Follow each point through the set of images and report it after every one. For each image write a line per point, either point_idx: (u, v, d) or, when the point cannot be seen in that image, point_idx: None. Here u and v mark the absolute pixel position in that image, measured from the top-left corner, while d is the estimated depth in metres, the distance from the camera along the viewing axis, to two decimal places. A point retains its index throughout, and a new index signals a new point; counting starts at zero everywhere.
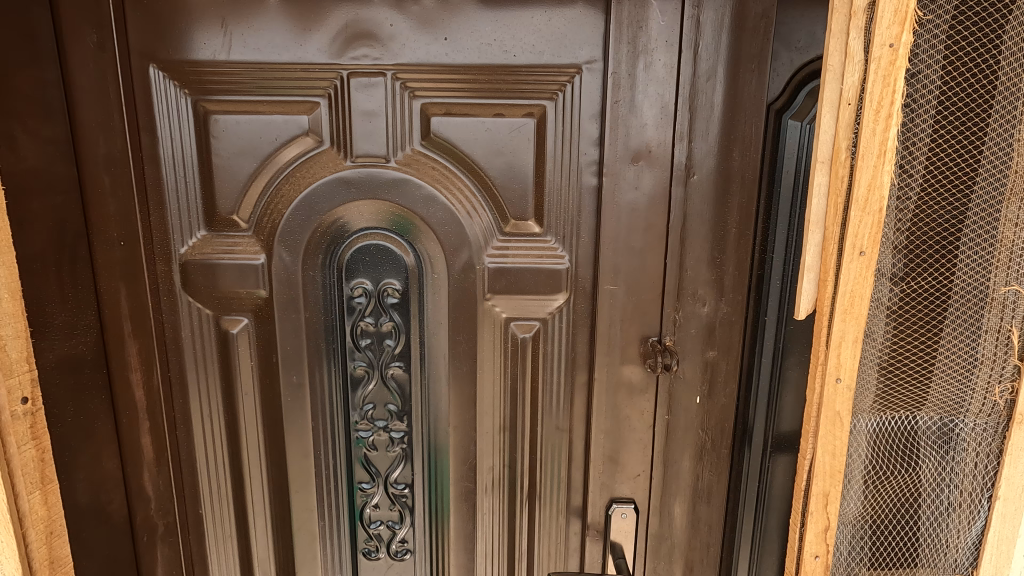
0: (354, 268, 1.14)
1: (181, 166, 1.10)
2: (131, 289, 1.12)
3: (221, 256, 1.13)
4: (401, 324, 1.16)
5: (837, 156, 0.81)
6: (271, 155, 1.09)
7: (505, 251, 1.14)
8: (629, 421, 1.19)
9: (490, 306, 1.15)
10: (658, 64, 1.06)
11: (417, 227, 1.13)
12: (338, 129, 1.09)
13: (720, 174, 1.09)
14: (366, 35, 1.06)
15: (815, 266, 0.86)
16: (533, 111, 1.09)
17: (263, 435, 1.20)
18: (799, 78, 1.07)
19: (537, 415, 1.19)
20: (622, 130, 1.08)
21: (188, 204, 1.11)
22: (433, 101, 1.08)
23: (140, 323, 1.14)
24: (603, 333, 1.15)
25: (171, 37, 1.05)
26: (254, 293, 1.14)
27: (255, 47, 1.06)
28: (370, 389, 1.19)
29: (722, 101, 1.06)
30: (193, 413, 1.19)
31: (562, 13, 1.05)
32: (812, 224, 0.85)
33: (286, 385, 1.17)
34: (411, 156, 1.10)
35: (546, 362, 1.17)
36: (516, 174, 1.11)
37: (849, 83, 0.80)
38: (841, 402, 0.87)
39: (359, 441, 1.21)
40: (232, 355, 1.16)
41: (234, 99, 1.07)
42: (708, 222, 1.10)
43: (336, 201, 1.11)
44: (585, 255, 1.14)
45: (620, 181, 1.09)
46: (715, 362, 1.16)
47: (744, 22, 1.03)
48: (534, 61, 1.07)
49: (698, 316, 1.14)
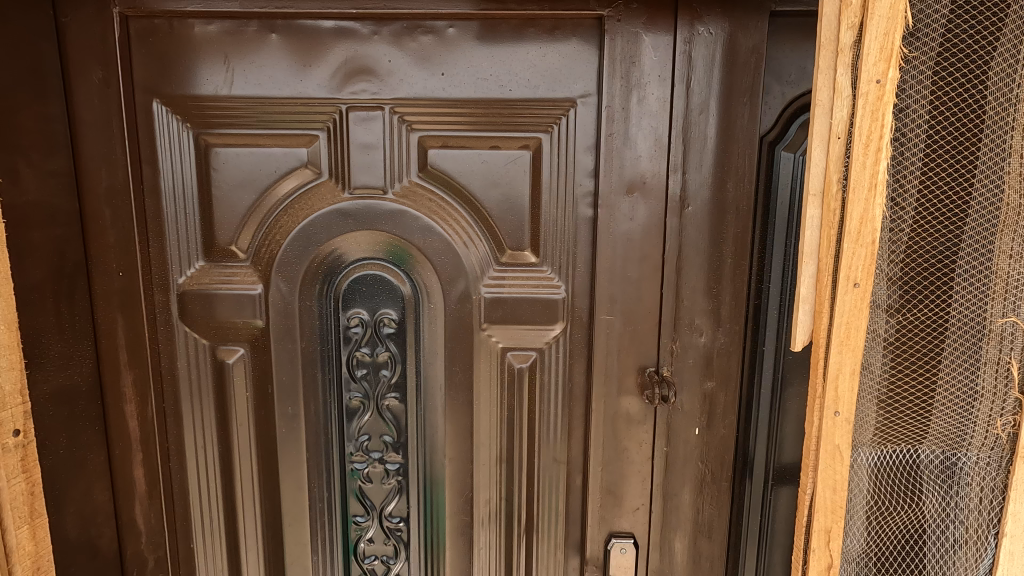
0: (350, 298, 1.15)
1: (182, 198, 1.11)
2: (128, 319, 1.12)
3: (219, 286, 1.13)
4: (397, 354, 1.16)
5: (829, 190, 0.81)
6: (270, 187, 1.11)
7: (502, 280, 1.14)
8: (628, 453, 1.17)
9: (487, 336, 1.15)
10: (652, 98, 1.07)
11: (414, 257, 1.13)
12: (336, 161, 1.10)
13: (715, 205, 1.09)
14: (365, 71, 1.08)
15: (810, 297, 0.85)
16: (528, 143, 1.10)
17: (257, 467, 1.19)
18: (792, 110, 1.09)
19: (533, 445, 1.18)
20: (617, 162, 1.09)
21: (187, 234, 1.12)
22: (430, 134, 1.10)
23: (136, 354, 1.13)
24: (600, 364, 1.14)
25: (175, 73, 1.08)
26: (251, 322, 1.14)
27: (257, 83, 1.08)
28: (366, 420, 1.18)
29: (715, 132, 1.07)
30: (187, 445, 1.18)
31: (557, 49, 1.08)
32: (806, 257, 0.84)
33: (281, 417, 1.17)
34: (409, 188, 1.11)
35: (542, 393, 1.17)
36: (512, 205, 1.12)
37: (837, 117, 0.80)
38: (840, 436, 0.85)
39: (354, 473, 1.20)
40: (227, 384, 1.16)
41: (235, 132, 1.10)
42: (703, 251, 1.10)
43: (333, 232, 1.12)
44: (581, 284, 1.14)
45: (615, 212, 1.10)
46: (714, 393, 1.14)
47: (735, 57, 1.05)
48: (531, 95, 1.09)
49: (695, 346, 1.13)
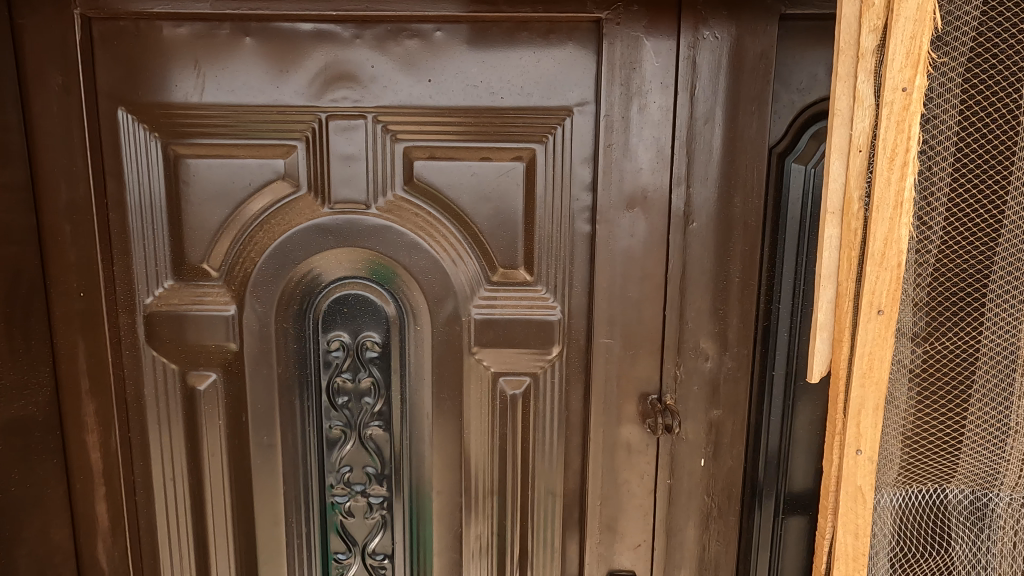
0: (331, 320, 1.07)
1: (149, 213, 1.03)
2: (90, 344, 1.04)
3: (189, 307, 1.05)
4: (381, 380, 1.08)
5: (850, 208, 0.74)
6: (244, 201, 1.04)
7: (493, 301, 1.07)
8: (628, 486, 1.09)
9: (477, 360, 1.08)
10: (654, 106, 1.00)
11: (399, 276, 1.06)
12: (316, 173, 1.03)
13: (721, 220, 1.02)
14: (346, 77, 1.01)
15: (828, 324, 0.78)
16: (521, 154, 1.03)
17: (230, 500, 1.11)
18: (802, 119, 1.02)
19: (527, 476, 1.10)
20: (616, 175, 1.01)
21: (155, 251, 1.04)
22: (416, 145, 1.02)
23: (99, 381, 1.05)
24: (598, 390, 1.06)
25: (141, 79, 1.00)
26: (224, 346, 1.06)
27: (231, 89, 1.01)
28: (347, 451, 1.10)
29: (721, 142, 1.00)
30: (154, 478, 1.09)
31: (552, 54, 1.01)
32: (824, 281, 0.77)
33: (256, 447, 1.09)
34: (394, 202, 1.04)
35: (536, 420, 1.09)
36: (504, 220, 1.04)
37: (859, 128, 0.73)
38: (862, 476, 0.78)
39: (334, 507, 1.12)
40: (198, 412, 1.08)
41: (207, 142, 1.02)
42: (709, 270, 1.03)
43: (312, 249, 1.04)
44: (578, 305, 1.06)
45: (614, 228, 1.03)
46: (720, 421, 1.06)
47: (743, 63, 0.98)
48: (524, 103, 1.02)
49: (701, 372, 1.06)
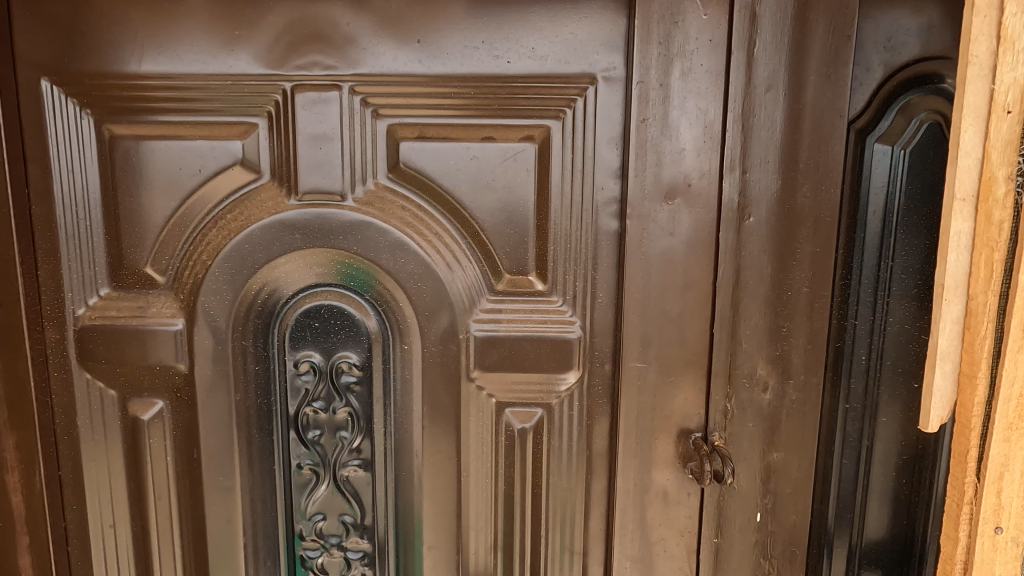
0: (298, 338, 0.87)
1: (82, 207, 0.85)
2: (8, 365, 0.86)
3: (129, 320, 0.87)
4: (360, 411, 0.89)
5: (990, 192, 0.59)
6: (196, 191, 0.85)
7: (498, 313, 0.87)
8: (664, 543, 0.88)
9: (478, 387, 0.88)
10: (700, 72, 0.80)
11: (381, 283, 0.86)
12: (281, 157, 0.84)
13: (786, 215, 0.81)
14: (318, 38, 0.82)
15: (953, 349, 0.63)
16: (533, 134, 0.83)
17: (180, 554, 0.92)
18: (888, 88, 0.81)
19: (539, 529, 0.90)
20: (651, 157, 0.81)
21: (89, 252, 0.86)
22: (404, 122, 0.83)
23: (20, 410, 0.87)
24: (628, 426, 0.86)
25: (69, 43, 0.82)
26: (172, 367, 0.88)
27: (178, 55, 0.82)
28: (320, 495, 0.90)
29: (786, 116, 0.79)
30: (90, 526, 0.91)
31: (572, 8, 0.81)
32: (949, 292, 0.62)
33: (211, 490, 0.90)
34: (375, 193, 0.84)
35: (551, 462, 0.89)
36: (511, 216, 0.84)
37: (1004, 84, 0.57)
38: (1000, 547, 0.62)
39: (304, 563, 0.92)
40: (141, 448, 0.89)
41: (150, 119, 0.83)
42: (769, 277, 0.82)
43: (275, 251, 0.85)
44: (603, 320, 0.86)
45: (649, 224, 0.82)
46: (781, 466, 0.85)
47: (815, 14, 0.77)
48: (536, 70, 0.82)
49: (757, 404, 0.85)
